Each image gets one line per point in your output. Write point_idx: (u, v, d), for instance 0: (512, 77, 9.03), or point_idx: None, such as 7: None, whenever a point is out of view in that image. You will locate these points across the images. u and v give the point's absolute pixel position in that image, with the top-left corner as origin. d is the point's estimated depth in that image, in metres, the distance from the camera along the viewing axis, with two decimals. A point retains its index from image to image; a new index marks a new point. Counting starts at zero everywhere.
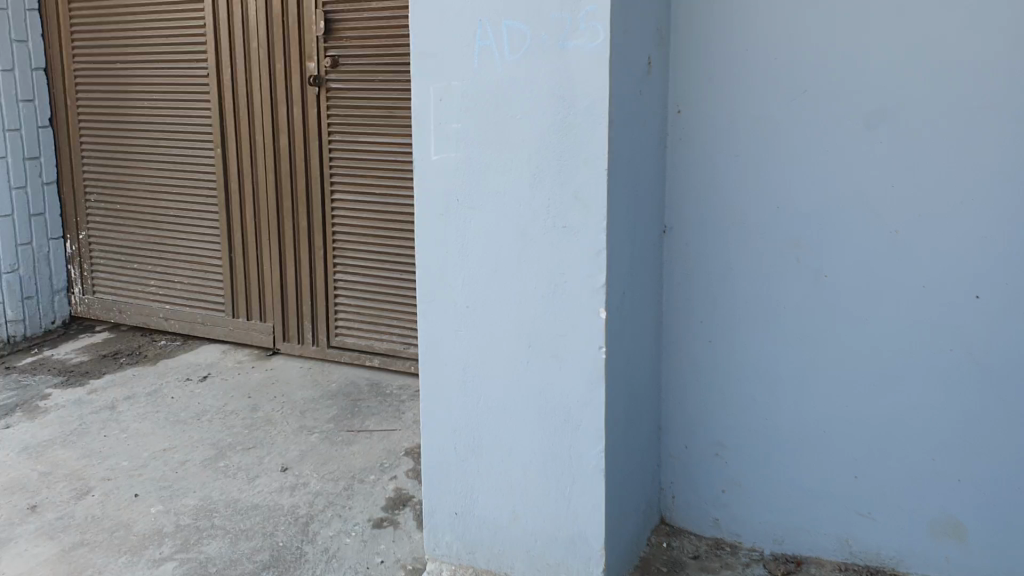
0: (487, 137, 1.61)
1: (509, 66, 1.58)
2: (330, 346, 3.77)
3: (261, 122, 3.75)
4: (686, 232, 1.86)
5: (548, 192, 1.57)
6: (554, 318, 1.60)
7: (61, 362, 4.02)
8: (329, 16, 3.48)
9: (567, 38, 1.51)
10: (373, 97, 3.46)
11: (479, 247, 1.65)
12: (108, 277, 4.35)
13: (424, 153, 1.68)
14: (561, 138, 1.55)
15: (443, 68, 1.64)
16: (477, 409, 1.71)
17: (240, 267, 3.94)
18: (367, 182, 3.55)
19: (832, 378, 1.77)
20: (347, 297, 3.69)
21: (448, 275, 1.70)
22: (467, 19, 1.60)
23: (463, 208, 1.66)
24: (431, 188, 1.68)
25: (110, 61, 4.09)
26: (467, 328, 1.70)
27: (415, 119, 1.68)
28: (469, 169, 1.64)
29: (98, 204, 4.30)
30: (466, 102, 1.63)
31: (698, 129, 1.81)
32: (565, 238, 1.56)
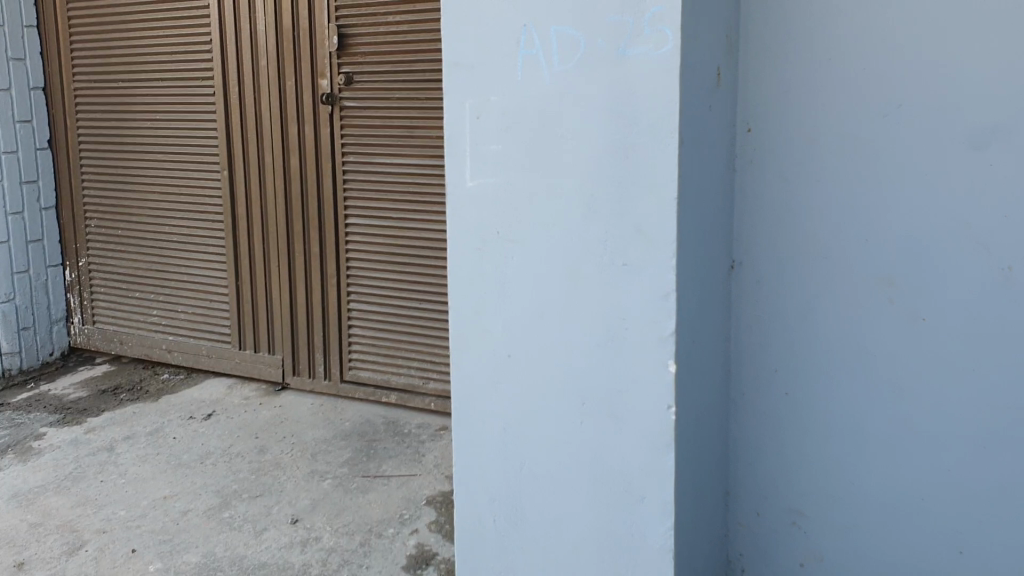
0: (531, 162, 1.39)
1: (557, 76, 1.35)
2: (344, 381, 3.53)
3: (269, 142, 3.54)
4: (759, 265, 1.65)
5: (605, 223, 1.34)
6: (612, 372, 1.37)
7: (58, 397, 3.80)
8: (343, 31, 3.27)
9: (628, 44, 1.28)
10: (389, 116, 3.25)
11: (523, 288, 1.43)
12: (109, 307, 4.13)
13: (458, 178, 1.47)
14: (619, 161, 1.32)
15: (480, 81, 1.42)
16: (522, 474, 1.48)
17: (247, 295, 3.72)
18: (384, 206, 3.32)
19: (928, 434, 1.53)
20: (362, 328, 3.45)
21: (488, 319, 1.48)
22: (510, 23, 1.38)
23: (505, 243, 1.44)
24: (468, 219, 1.47)
25: (111, 80, 3.89)
26: (508, 382, 1.47)
27: (448, 140, 1.47)
28: (511, 198, 1.42)
29: (98, 231, 4.08)
30: (506, 121, 1.41)
31: (772, 148, 1.60)
32: (624, 276, 1.33)
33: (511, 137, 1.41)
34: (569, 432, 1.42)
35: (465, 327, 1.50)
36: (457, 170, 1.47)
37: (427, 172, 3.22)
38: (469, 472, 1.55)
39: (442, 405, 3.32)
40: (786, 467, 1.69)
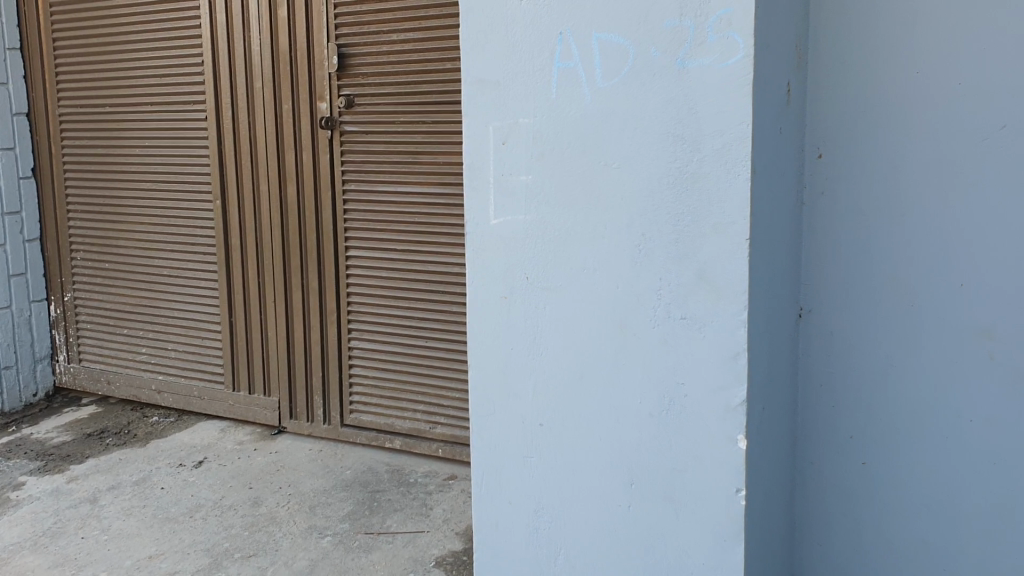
0: (562, 194, 1.43)
1: (598, 92, 1.37)
2: (344, 425, 3.30)
3: (265, 171, 3.32)
4: (828, 316, 1.66)
5: (659, 267, 1.36)
6: (668, 412, 1.38)
7: (41, 442, 3.57)
8: (342, 51, 3.07)
9: (687, 54, 1.29)
10: (393, 141, 3.03)
11: (559, 325, 1.46)
12: (95, 344, 3.90)
13: (480, 205, 1.51)
14: (680, 193, 1.32)
15: (507, 102, 1.46)
16: (562, 522, 1.52)
17: (241, 334, 3.49)
18: (387, 237, 3.10)
19: (1004, 482, 1.53)
20: (363, 369, 3.23)
21: (530, 358, 1.51)
22: (542, 47, 1.42)
23: (534, 273, 1.48)
24: (498, 251, 1.50)
25: (99, 105, 3.69)
26: (551, 422, 1.50)
27: (470, 161, 1.52)
28: (536, 226, 1.46)
29: (84, 264, 3.87)
30: (532, 147, 1.44)
31: (846, 187, 1.61)
32: (685, 335, 1.35)
33: (540, 165, 1.44)
34: (622, 490, 1.45)
35: (500, 360, 1.53)
36: (478, 198, 1.52)
37: (433, 201, 3.00)
38: (508, 525, 1.59)
39: (450, 452, 3.08)
40: (846, 509, 1.70)
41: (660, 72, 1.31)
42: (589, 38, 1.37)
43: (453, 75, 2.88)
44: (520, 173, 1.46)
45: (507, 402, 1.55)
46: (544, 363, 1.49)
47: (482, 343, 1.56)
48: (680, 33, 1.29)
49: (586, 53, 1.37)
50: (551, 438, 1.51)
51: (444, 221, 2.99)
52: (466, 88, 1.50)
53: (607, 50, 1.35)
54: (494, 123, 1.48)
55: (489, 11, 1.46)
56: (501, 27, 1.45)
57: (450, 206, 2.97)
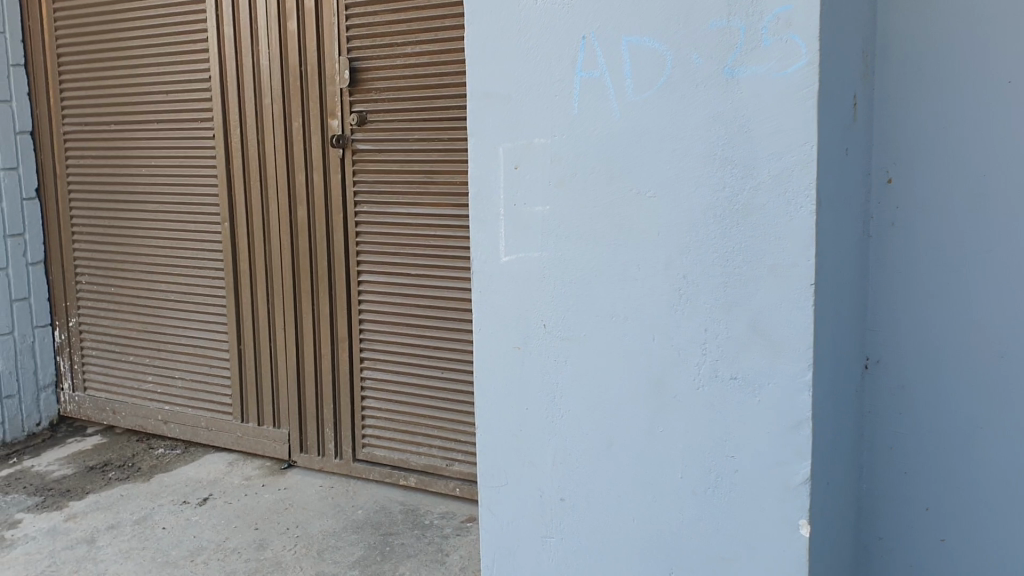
0: (585, 221, 1.45)
1: (627, 104, 1.39)
2: (357, 459, 3.11)
3: (274, 191, 3.15)
4: (888, 344, 1.64)
5: (706, 314, 1.36)
6: (722, 431, 1.38)
7: (41, 476, 3.40)
8: (355, 65, 2.89)
9: (735, 62, 1.29)
10: (407, 160, 2.85)
11: (595, 344, 1.47)
12: (100, 372, 3.74)
13: (492, 228, 1.55)
14: (733, 214, 1.32)
15: (519, 122, 1.49)
16: (603, 538, 1.52)
17: (249, 362, 3.32)
18: (401, 262, 2.92)
19: None
20: (376, 401, 3.04)
21: (555, 374, 1.52)
22: (564, 69, 1.44)
23: (557, 305, 1.50)
24: (517, 268, 1.53)
25: (104, 123, 3.53)
26: (592, 443, 1.50)
27: (477, 178, 1.55)
28: (554, 250, 1.49)
29: (89, 287, 3.71)
30: (553, 168, 1.47)
31: (910, 203, 1.58)
32: (739, 395, 1.35)
33: (562, 190, 1.47)
34: (668, 528, 1.45)
35: (529, 375, 1.55)
36: (489, 226, 1.55)
37: (449, 224, 2.81)
38: (537, 564, 1.60)
39: (468, 492, 2.88)
40: (907, 530, 1.67)
41: (704, 108, 1.32)
42: (617, 51, 1.39)
43: None
44: (535, 193, 1.50)
45: (542, 448, 1.56)
46: (585, 406, 1.50)
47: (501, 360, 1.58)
48: (719, 51, 1.30)
49: (614, 71, 1.39)
50: (585, 480, 1.52)
51: (462, 246, 2.80)
52: (469, 102, 1.54)
53: (632, 65, 1.37)
54: (507, 142, 1.51)
55: (499, 20, 1.49)
56: (517, 41, 1.48)
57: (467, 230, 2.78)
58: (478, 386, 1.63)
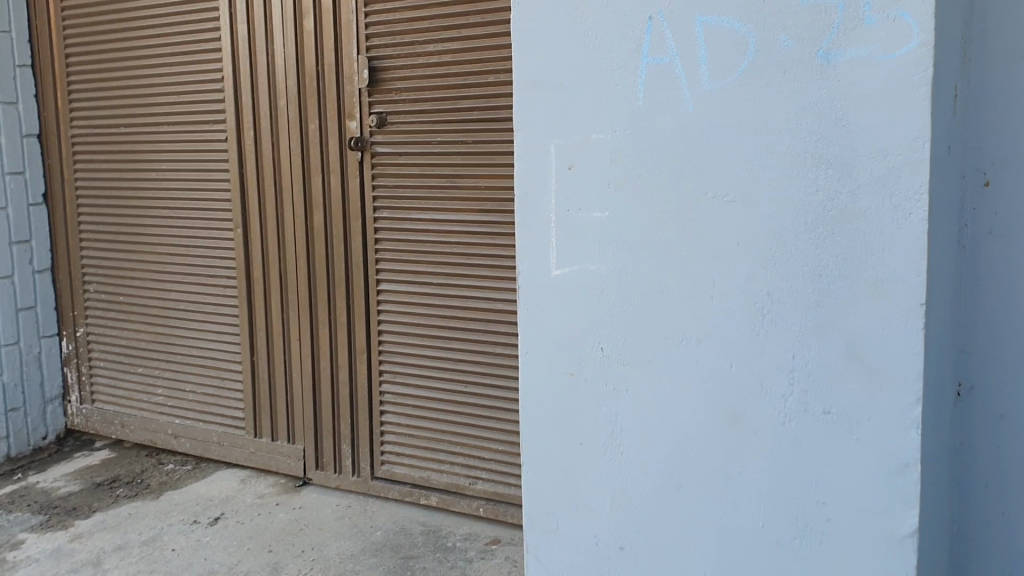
0: (651, 222, 1.53)
1: (701, 92, 1.46)
2: (375, 477, 2.98)
3: (289, 197, 3.03)
4: (984, 365, 1.56)
5: (796, 310, 1.42)
6: (809, 425, 1.43)
7: (47, 493, 3.28)
8: (374, 64, 2.77)
9: (830, 47, 1.35)
10: (429, 163, 2.73)
11: (662, 324, 1.54)
12: (108, 384, 3.62)
13: (544, 214, 1.64)
14: (825, 210, 1.38)
15: (572, 117, 1.58)
16: (670, 523, 1.58)
17: (263, 375, 3.19)
18: (422, 271, 2.79)
19: None
20: (395, 416, 2.91)
21: (620, 356, 1.59)
22: (623, 69, 1.52)
23: (621, 312, 1.58)
24: (571, 253, 1.62)
25: (113, 126, 3.41)
26: (657, 424, 1.57)
27: (529, 166, 1.65)
28: (612, 239, 1.57)
29: (97, 297, 3.59)
30: (609, 169, 1.56)
31: (1008, 218, 1.51)
32: (833, 429, 1.41)
33: (620, 191, 1.55)
34: (745, 517, 1.51)
35: (590, 357, 1.63)
36: (539, 211, 1.65)
37: (473, 231, 2.68)
38: (585, 537, 1.69)
39: (492, 512, 2.75)
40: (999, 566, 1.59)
41: (797, 114, 1.39)
42: (691, 35, 1.46)
43: (495, 90, 2.57)
44: (586, 191, 1.59)
45: (604, 453, 1.64)
46: (659, 422, 1.57)
47: (558, 340, 1.66)
48: (817, 31, 1.35)
49: (685, 64, 1.47)
50: (645, 460, 1.59)
51: (485, 254, 2.67)
52: (517, 92, 1.64)
53: (707, 50, 1.45)
54: (560, 139, 1.60)
55: (557, 16, 1.58)
56: (575, 32, 1.57)
57: (491, 237, 2.65)
58: (524, 365, 1.72)
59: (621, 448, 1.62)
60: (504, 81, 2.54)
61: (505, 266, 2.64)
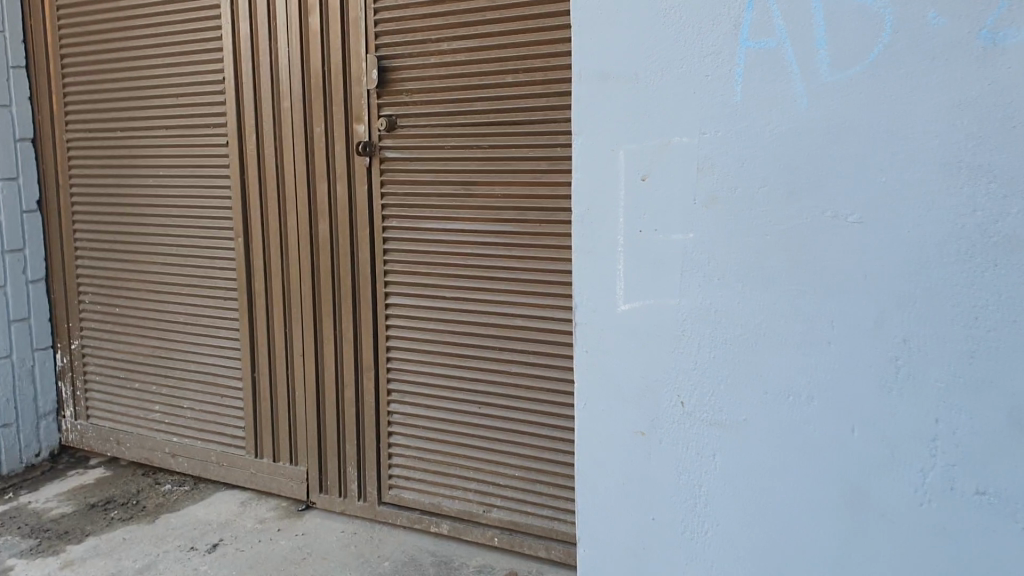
0: (754, 252, 1.42)
1: (819, 85, 1.34)
2: (382, 503, 2.80)
3: (293, 204, 2.86)
4: None
5: (940, 354, 1.30)
6: (953, 489, 1.30)
7: (37, 514, 3.11)
8: (384, 63, 2.59)
9: (993, 28, 1.21)
10: (442, 169, 2.55)
11: (760, 356, 1.44)
12: (104, 399, 3.45)
13: (610, 226, 1.54)
14: (980, 248, 1.25)
15: (647, 126, 1.48)
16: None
17: (265, 392, 3.03)
18: (435, 285, 2.61)
19: None
20: (403, 439, 2.73)
21: (709, 389, 1.49)
22: (717, 57, 1.41)
23: (714, 347, 1.47)
24: (640, 270, 1.52)
25: (110, 129, 3.25)
26: (749, 466, 1.47)
27: (590, 173, 1.55)
28: (693, 257, 1.47)
29: (93, 308, 3.42)
30: (696, 181, 1.45)
31: None
32: (988, 512, 1.28)
33: (711, 210, 1.44)
34: None
35: (668, 387, 1.52)
36: (604, 223, 1.55)
37: (488, 242, 2.49)
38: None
39: (508, 543, 2.57)
40: None
41: (946, 139, 1.26)
42: (806, 13, 1.33)
43: (513, 91, 2.38)
44: (666, 203, 1.48)
45: (682, 512, 1.54)
46: (761, 483, 1.46)
47: (628, 364, 1.56)
48: (977, 9, 1.21)
49: (798, 50, 1.35)
50: (732, 509, 1.49)
51: (501, 266, 2.48)
52: (575, 88, 1.55)
53: (827, 30, 1.32)
54: (628, 145, 1.51)
55: (630, 7, 1.48)
56: (655, 24, 1.46)
57: (508, 249, 2.46)
58: (580, 385, 1.62)
59: (705, 505, 1.52)
60: (524, 82, 2.36)
61: (522, 281, 2.45)
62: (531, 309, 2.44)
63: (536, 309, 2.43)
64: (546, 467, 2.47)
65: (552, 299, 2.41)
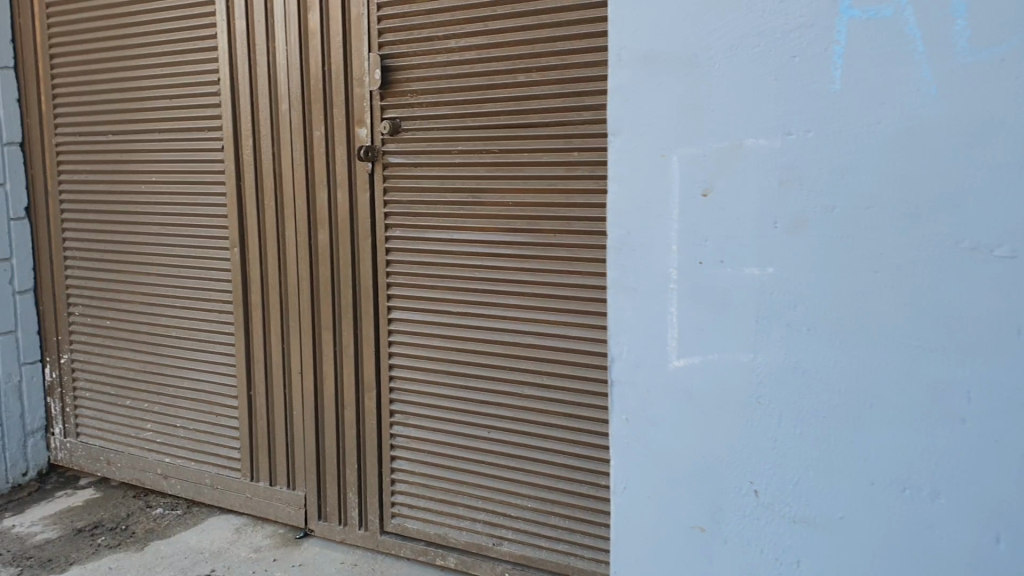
0: (852, 285, 1.19)
1: (944, 68, 1.10)
2: (385, 531, 2.63)
3: (291, 213, 2.69)
4: None
5: None
6: None
7: (21, 540, 2.94)
8: (388, 63, 2.41)
9: None
10: (449, 176, 2.37)
11: (853, 412, 1.21)
12: (95, 416, 3.28)
13: (666, 242, 1.33)
14: None
15: (715, 126, 1.26)
16: None
17: (261, 412, 2.85)
18: (442, 300, 2.43)
19: None
20: (408, 464, 2.56)
21: (787, 446, 1.27)
22: (809, 36, 1.19)
23: (798, 403, 1.25)
24: (701, 297, 1.31)
25: (101, 133, 3.08)
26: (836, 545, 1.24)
27: (643, 180, 1.33)
28: (770, 285, 1.25)
29: (83, 320, 3.25)
30: (776, 193, 1.23)
31: None
32: None
33: (798, 235, 1.22)
34: None
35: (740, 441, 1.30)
36: (658, 240, 1.33)
37: (499, 254, 2.32)
38: None
39: None
40: None
41: None
42: None
43: (526, 92, 2.21)
44: (742, 221, 1.26)
45: None
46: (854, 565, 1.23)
47: (688, 407, 1.34)
48: None
49: (923, 22, 1.10)
50: None
51: (513, 280, 2.30)
52: (620, 75, 1.34)
53: None
54: (685, 150, 1.29)
55: None
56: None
57: (519, 262, 2.29)
58: (624, 428, 1.42)
59: None
60: (537, 81, 2.18)
61: (534, 296, 2.27)
62: (545, 327, 2.26)
63: (550, 326, 2.26)
64: (561, 497, 2.29)
65: (567, 316, 2.23)
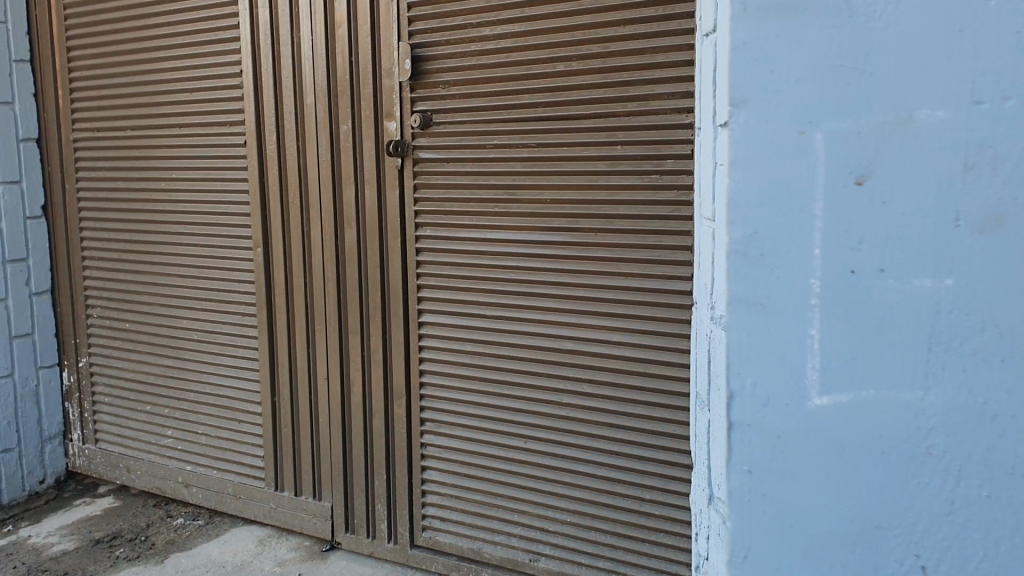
0: None
1: None
2: (415, 545, 2.51)
3: (318, 212, 2.57)
4: None
5: None
6: None
7: (38, 551, 2.83)
8: (419, 53, 2.29)
9: None
10: (482, 172, 2.24)
11: None
12: (114, 423, 3.17)
13: (803, 246, 1.06)
14: None
15: (877, 100, 1.01)
16: None
17: (286, 419, 2.74)
18: (475, 304, 2.31)
19: None
20: (440, 476, 2.44)
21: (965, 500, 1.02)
22: None
23: (983, 446, 1.00)
24: (851, 314, 1.05)
25: (119, 129, 2.97)
26: None
27: (771, 167, 1.07)
28: (951, 298, 1.00)
29: (101, 323, 3.15)
30: (959, 186, 0.99)
31: None
32: None
33: (985, 235, 0.98)
34: None
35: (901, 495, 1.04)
36: (790, 242, 1.07)
37: (537, 255, 2.19)
38: None
39: None
40: None
41: None
42: None
43: (565, 83, 2.08)
44: (915, 212, 1.01)
45: None
46: None
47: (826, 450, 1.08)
48: None
49: None
50: None
51: (550, 282, 2.17)
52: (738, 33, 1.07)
53: None
54: (841, 123, 1.03)
55: None
56: None
57: (558, 263, 2.16)
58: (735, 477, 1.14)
59: None
60: (578, 71, 2.05)
61: (574, 300, 2.15)
62: (584, 332, 2.13)
63: (590, 332, 2.13)
64: (602, 512, 2.16)
65: (608, 321, 2.10)
